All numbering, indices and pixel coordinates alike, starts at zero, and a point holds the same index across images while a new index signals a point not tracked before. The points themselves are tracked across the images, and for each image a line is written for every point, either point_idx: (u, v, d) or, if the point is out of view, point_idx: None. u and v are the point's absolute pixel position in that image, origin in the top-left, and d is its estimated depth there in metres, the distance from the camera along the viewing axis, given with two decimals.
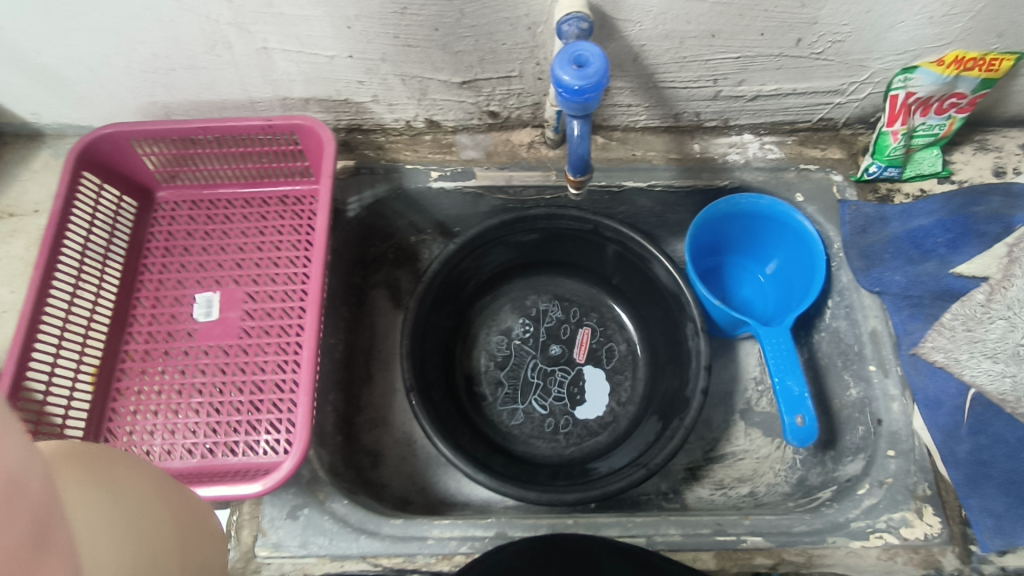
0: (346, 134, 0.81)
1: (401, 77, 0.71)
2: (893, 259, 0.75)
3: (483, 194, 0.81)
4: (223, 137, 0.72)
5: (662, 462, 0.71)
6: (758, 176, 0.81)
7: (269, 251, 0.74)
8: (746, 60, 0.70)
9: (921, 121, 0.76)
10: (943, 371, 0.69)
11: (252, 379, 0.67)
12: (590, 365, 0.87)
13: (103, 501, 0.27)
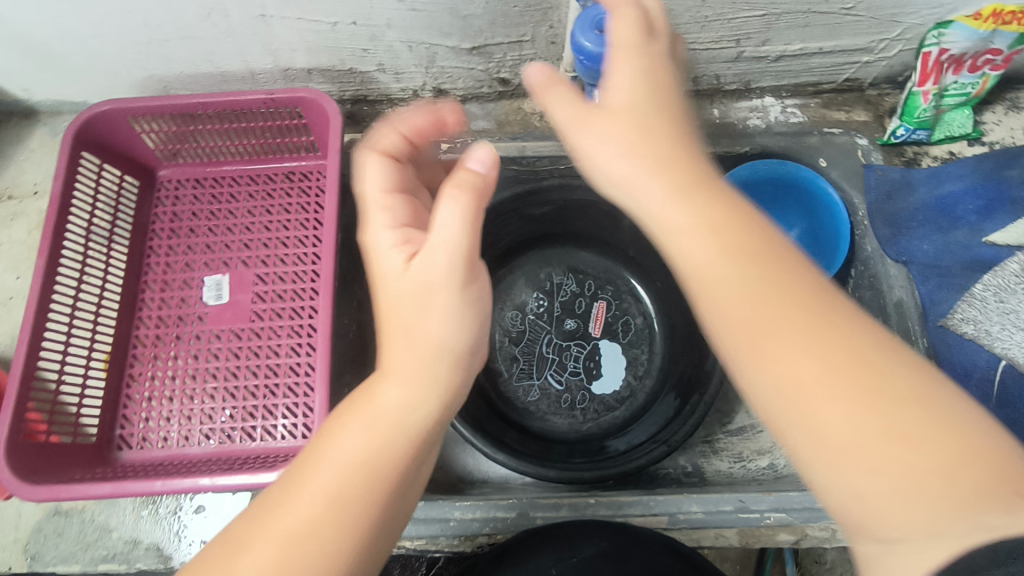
0: (351, 105, 0.78)
1: (408, 44, 0.68)
2: (921, 227, 0.72)
3: None
4: (224, 112, 0.69)
5: (683, 438, 0.70)
6: (780, 141, 0.78)
7: (278, 230, 0.72)
8: (772, 18, 0.66)
9: (953, 80, 0.71)
10: (972, 343, 0.67)
11: (267, 363, 0.66)
12: (606, 339, 0.86)
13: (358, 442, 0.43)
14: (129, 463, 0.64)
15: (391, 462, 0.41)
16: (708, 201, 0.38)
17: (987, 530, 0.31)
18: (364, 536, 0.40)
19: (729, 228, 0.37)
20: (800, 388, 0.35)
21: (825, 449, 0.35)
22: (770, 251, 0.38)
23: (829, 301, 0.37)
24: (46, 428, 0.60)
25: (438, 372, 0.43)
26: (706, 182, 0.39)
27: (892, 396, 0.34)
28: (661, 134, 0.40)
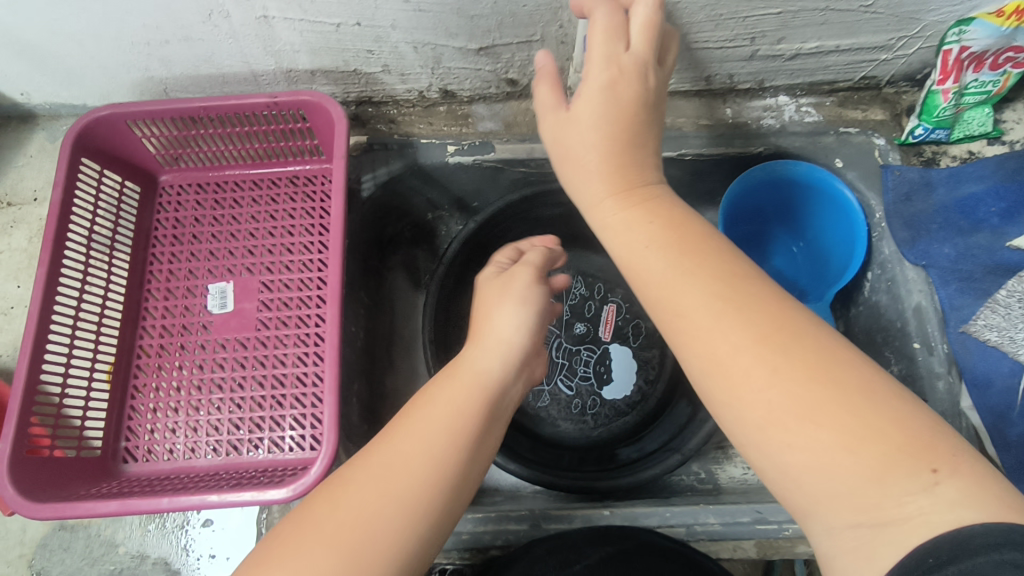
0: (355, 107, 0.76)
1: (413, 45, 0.66)
2: (942, 230, 0.70)
3: (503, 167, 0.76)
4: (227, 116, 0.67)
5: (698, 448, 0.70)
6: (795, 141, 0.76)
7: (283, 236, 0.70)
8: (789, 16, 0.64)
9: (973, 78, 0.69)
10: (996, 351, 0.65)
11: (273, 373, 0.65)
12: (617, 343, 0.85)
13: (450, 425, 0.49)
14: (135, 476, 0.62)
15: (470, 411, 0.50)
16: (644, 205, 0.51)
17: (892, 500, 0.36)
18: (445, 478, 0.46)
19: (656, 230, 0.49)
20: (721, 366, 0.42)
21: (749, 423, 0.41)
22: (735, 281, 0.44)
23: (745, 292, 0.43)
24: (50, 442, 0.59)
25: (510, 344, 0.55)
26: (639, 195, 0.51)
27: (804, 377, 0.39)
28: (620, 164, 0.51)
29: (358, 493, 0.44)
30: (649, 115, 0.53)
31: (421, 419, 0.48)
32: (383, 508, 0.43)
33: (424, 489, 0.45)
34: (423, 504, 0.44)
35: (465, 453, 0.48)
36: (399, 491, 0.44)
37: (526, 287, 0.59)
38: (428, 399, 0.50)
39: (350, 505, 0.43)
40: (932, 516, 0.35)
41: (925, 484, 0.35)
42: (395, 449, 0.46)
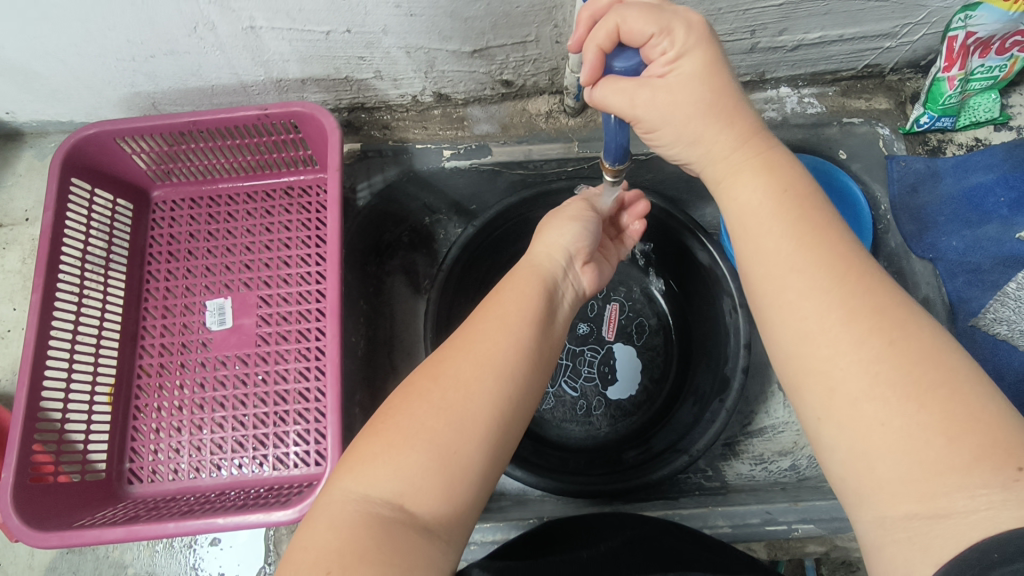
0: (348, 113, 0.74)
1: (405, 50, 0.64)
2: (949, 223, 0.69)
3: (501, 170, 0.75)
4: (217, 130, 0.66)
5: (705, 447, 0.69)
6: (797, 134, 0.74)
7: (279, 249, 0.69)
8: (790, 7, 0.63)
9: (980, 63, 0.68)
10: (1005, 345, 0.64)
11: (275, 390, 0.64)
12: (621, 342, 0.85)
13: (490, 345, 0.44)
14: (140, 497, 0.62)
15: (541, 300, 0.49)
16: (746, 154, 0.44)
17: (964, 491, 0.32)
18: (527, 350, 0.45)
19: (775, 182, 0.43)
20: (820, 328, 0.38)
21: (835, 393, 0.37)
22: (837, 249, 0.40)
23: (856, 265, 0.39)
24: (54, 468, 0.58)
25: (563, 248, 0.55)
26: (761, 152, 0.44)
27: (908, 356, 0.36)
28: (734, 117, 0.44)
29: (454, 369, 0.42)
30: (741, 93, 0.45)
31: (496, 306, 0.47)
32: (484, 380, 0.42)
33: (517, 364, 0.44)
34: (518, 377, 0.43)
35: (542, 334, 0.47)
36: (497, 364, 0.43)
37: (578, 210, 0.60)
38: (497, 293, 0.50)
39: (451, 380, 0.42)
40: (999, 511, 0.31)
41: (1008, 482, 0.31)
42: (481, 331, 0.45)
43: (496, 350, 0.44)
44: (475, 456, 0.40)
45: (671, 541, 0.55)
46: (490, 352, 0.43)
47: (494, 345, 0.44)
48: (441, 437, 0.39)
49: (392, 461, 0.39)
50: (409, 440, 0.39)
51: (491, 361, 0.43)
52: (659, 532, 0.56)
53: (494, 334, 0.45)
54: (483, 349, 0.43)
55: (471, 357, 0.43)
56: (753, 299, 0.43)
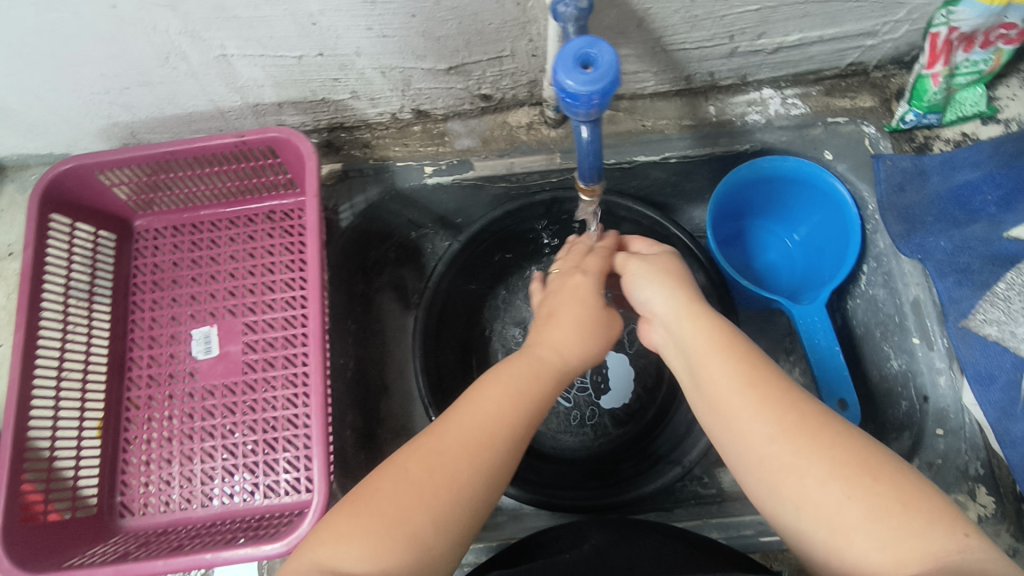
0: (327, 133, 0.74)
1: (380, 70, 0.64)
2: (937, 222, 0.68)
3: (484, 184, 0.75)
4: (197, 158, 0.66)
5: (697, 459, 0.70)
6: (781, 136, 0.74)
7: (263, 275, 0.69)
8: (766, 12, 0.62)
9: (964, 58, 0.67)
10: (997, 346, 0.61)
11: (264, 417, 0.64)
12: (613, 351, 0.84)
13: (485, 436, 0.44)
14: (132, 531, 0.62)
15: (543, 397, 0.49)
16: (691, 300, 0.55)
17: (930, 545, 0.41)
18: (518, 443, 0.45)
19: (708, 321, 0.53)
20: (778, 435, 0.46)
21: (806, 489, 0.45)
22: (769, 368, 0.50)
23: (786, 382, 0.49)
24: (44, 506, 0.58)
25: (581, 354, 0.53)
26: (697, 301, 0.55)
27: (854, 446, 0.45)
28: (682, 278, 0.57)
29: (441, 459, 0.43)
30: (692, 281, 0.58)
31: (489, 392, 0.47)
32: (468, 471, 0.43)
33: (506, 458, 0.45)
34: (507, 470, 0.45)
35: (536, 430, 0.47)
36: (486, 464, 0.43)
37: (614, 333, 0.55)
38: (496, 376, 0.48)
39: (437, 468, 0.42)
40: (958, 552, 0.40)
41: (957, 538, 0.41)
42: (473, 417, 0.45)
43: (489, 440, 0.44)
44: (448, 551, 0.41)
45: (654, 543, 0.54)
46: (483, 445, 0.44)
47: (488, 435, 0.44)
48: (415, 522, 0.40)
49: (367, 542, 0.40)
50: (386, 526, 0.40)
51: (479, 454, 0.43)
52: (640, 534, 0.55)
53: (491, 423, 0.45)
54: (473, 437, 0.44)
55: (461, 445, 0.43)
56: (712, 417, 0.51)
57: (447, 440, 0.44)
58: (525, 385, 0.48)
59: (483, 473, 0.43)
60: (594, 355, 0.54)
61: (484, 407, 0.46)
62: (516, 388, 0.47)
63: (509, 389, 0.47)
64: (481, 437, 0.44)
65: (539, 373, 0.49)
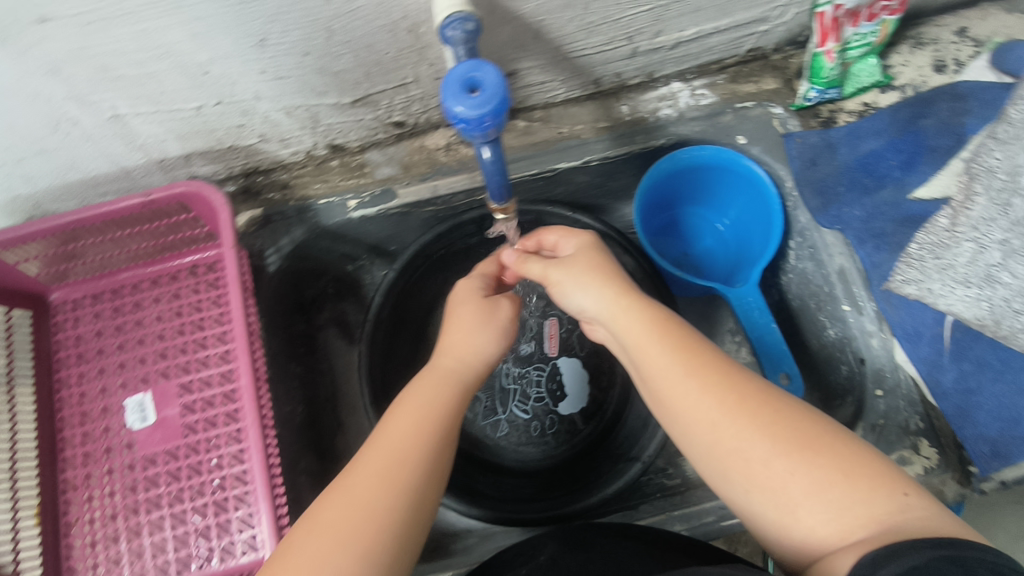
0: (244, 179, 0.72)
1: (285, 111, 0.63)
2: (849, 192, 0.69)
3: (410, 210, 0.74)
4: (107, 222, 0.64)
5: (654, 454, 0.72)
6: (695, 127, 0.75)
7: (193, 332, 0.66)
8: (659, 11, 0.63)
9: (853, 32, 0.69)
10: (918, 304, 0.63)
11: (212, 478, 0.62)
12: (564, 356, 0.85)
13: (396, 455, 0.47)
14: None
15: (448, 404, 0.52)
16: (622, 294, 0.55)
17: (873, 511, 0.42)
18: (431, 453, 0.48)
19: (642, 313, 0.53)
20: (722, 421, 0.47)
21: (752, 470, 0.45)
22: (705, 353, 0.50)
23: (723, 364, 0.50)
24: None
25: (480, 352, 0.57)
26: (629, 295, 0.55)
27: (794, 422, 0.46)
28: (609, 271, 0.58)
29: (356, 488, 0.45)
30: (616, 269, 0.58)
31: (398, 416, 0.50)
32: (384, 495, 0.45)
33: (422, 473, 0.47)
34: (425, 487, 0.47)
35: (448, 435, 0.50)
36: (401, 482, 0.46)
37: (506, 318, 0.60)
38: (403, 401, 0.52)
39: (352, 498, 0.44)
40: (900, 515, 0.42)
41: (899, 501, 0.42)
42: (384, 444, 0.48)
43: (399, 456, 0.47)
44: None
45: (609, 546, 0.53)
46: (394, 464, 0.46)
47: (396, 452, 0.47)
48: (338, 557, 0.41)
49: None
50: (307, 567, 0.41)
51: (391, 472, 0.46)
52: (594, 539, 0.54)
53: (400, 441, 0.48)
54: (384, 459, 0.47)
55: (373, 469, 0.46)
56: (660, 407, 0.51)
57: (361, 470, 0.46)
58: (432, 399, 0.51)
59: (399, 490, 0.45)
60: (492, 344, 0.58)
61: (393, 428, 0.49)
62: (422, 404, 0.51)
63: (415, 408, 0.51)
64: (393, 458, 0.47)
65: (443, 384, 0.53)
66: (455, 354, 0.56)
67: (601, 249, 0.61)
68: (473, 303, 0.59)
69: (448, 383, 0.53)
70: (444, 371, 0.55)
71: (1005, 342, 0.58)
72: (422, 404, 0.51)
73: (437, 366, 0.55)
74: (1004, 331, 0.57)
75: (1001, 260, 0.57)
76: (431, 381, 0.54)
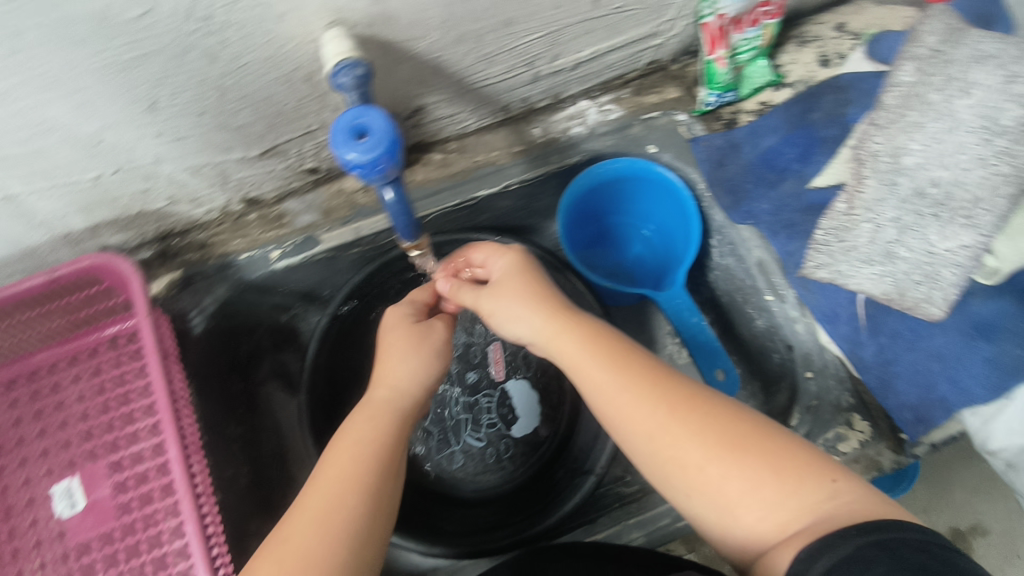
0: (159, 243, 0.71)
1: (191, 170, 0.62)
2: (756, 188, 0.71)
3: (337, 254, 0.74)
4: (14, 305, 0.60)
5: (607, 464, 0.73)
6: (606, 142, 0.77)
7: (119, 406, 0.64)
8: (552, 36, 0.65)
9: (740, 38, 0.73)
10: (832, 286, 0.65)
11: (153, 557, 0.59)
12: (512, 379, 0.85)
13: (331, 496, 0.47)
14: None
15: (385, 436, 0.52)
16: (554, 313, 0.55)
17: (806, 504, 0.43)
18: (368, 492, 0.48)
19: (577, 331, 0.54)
20: (659, 429, 0.48)
21: (691, 475, 0.46)
22: (638, 364, 0.51)
23: (656, 372, 0.51)
24: None
25: (416, 377, 0.57)
26: (564, 314, 0.56)
27: (727, 424, 0.47)
28: (539, 288, 0.58)
29: (291, 541, 0.46)
30: (546, 284, 0.58)
31: (336, 456, 0.51)
32: (321, 541, 0.45)
33: (357, 513, 0.47)
34: (365, 526, 0.47)
35: (387, 469, 0.50)
36: (337, 526, 0.46)
37: (440, 340, 0.60)
38: (341, 437, 0.53)
39: (287, 551, 0.45)
40: (832, 503, 0.43)
41: (830, 490, 0.43)
42: (320, 490, 0.48)
43: (335, 497, 0.47)
44: None
45: None
46: (330, 506, 0.47)
47: (331, 492, 0.48)
48: None
49: None
50: None
51: (326, 513, 0.47)
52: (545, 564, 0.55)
53: (335, 482, 0.48)
54: (320, 502, 0.47)
55: (310, 514, 0.47)
56: (602, 420, 0.52)
57: (297, 518, 0.47)
58: (367, 433, 0.52)
59: (336, 531, 0.46)
60: (427, 368, 0.58)
61: (329, 468, 0.50)
62: (357, 439, 0.51)
63: (351, 444, 0.51)
64: (328, 499, 0.47)
65: (380, 415, 0.54)
66: (392, 382, 0.56)
67: (529, 265, 0.60)
68: (399, 333, 0.59)
69: (384, 414, 0.54)
70: (381, 401, 0.55)
71: (912, 311, 0.60)
72: (358, 439, 0.52)
73: (375, 396, 0.55)
74: (909, 302, 0.60)
75: (897, 236, 0.60)
76: (369, 412, 0.54)
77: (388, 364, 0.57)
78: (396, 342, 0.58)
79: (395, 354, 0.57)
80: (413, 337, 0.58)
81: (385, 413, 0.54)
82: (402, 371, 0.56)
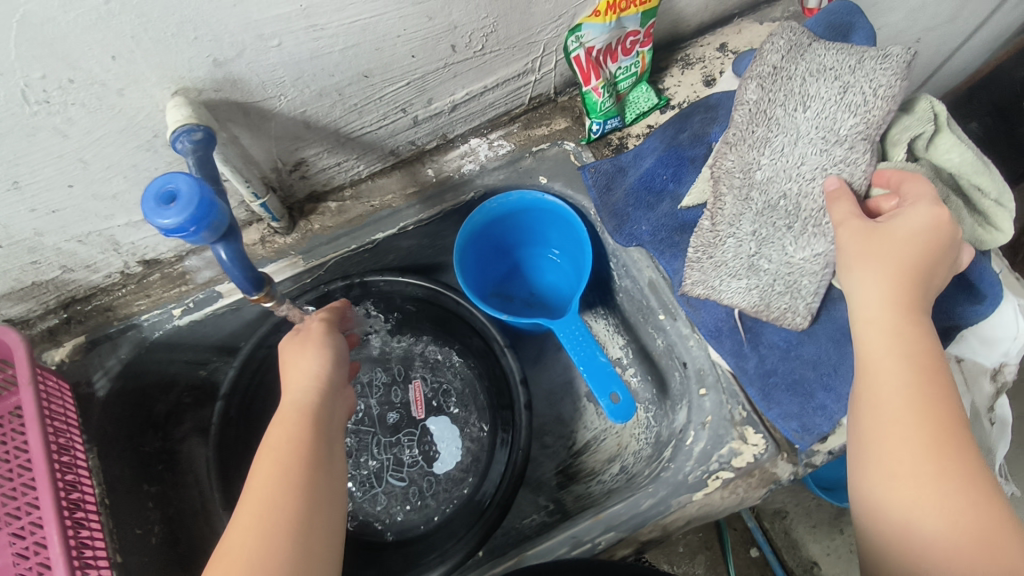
0: (65, 310, 0.74)
1: (77, 239, 0.65)
2: (637, 210, 0.73)
3: (241, 306, 0.75)
4: None
5: (511, 492, 0.77)
6: (499, 176, 0.80)
7: (20, 474, 0.63)
8: (417, 82, 0.68)
9: (615, 67, 0.75)
10: (710, 301, 0.67)
11: None
12: (433, 416, 0.86)
13: (265, 500, 0.48)
14: None
15: (299, 430, 0.53)
16: (907, 309, 0.50)
17: None
18: (299, 486, 0.49)
19: (914, 351, 0.48)
20: (924, 491, 0.44)
21: (907, 538, 0.44)
22: (943, 407, 0.46)
23: (952, 430, 0.46)
24: None
25: (320, 372, 0.59)
26: (910, 326, 0.49)
27: (982, 519, 0.42)
28: (919, 275, 0.50)
29: (234, 552, 0.45)
30: (937, 274, 0.51)
31: (260, 465, 0.51)
32: (260, 543, 0.45)
33: (298, 506, 0.48)
34: (305, 518, 0.48)
35: (313, 461, 0.51)
36: (275, 522, 0.46)
37: (327, 337, 0.64)
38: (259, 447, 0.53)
39: (230, 561, 0.45)
40: None
41: None
42: (251, 502, 0.48)
43: (270, 500, 0.48)
44: None
45: None
46: (265, 508, 0.47)
47: (264, 495, 0.48)
48: None
49: None
50: None
51: (262, 513, 0.47)
52: None
53: (268, 487, 0.49)
54: (259, 504, 0.47)
55: (254, 518, 0.47)
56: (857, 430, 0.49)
57: (238, 529, 0.47)
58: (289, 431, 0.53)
59: (284, 526, 0.46)
60: (327, 363, 0.60)
61: (259, 477, 0.50)
62: (278, 441, 0.52)
63: (272, 448, 0.52)
64: (267, 504, 0.47)
65: (296, 414, 0.55)
66: (296, 388, 0.58)
67: (940, 251, 0.50)
68: (293, 346, 0.62)
69: (299, 411, 0.55)
70: (293, 403, 0.56)
71: (779, 321, 0.63)
72: (278, 440, 0.52)
73: (284, 401, 0.57)
74: (775, 313, 0.63)
75: (758, 249, 0.62)
76: (281, 418, 0.55)
77: (294, 373, 0.59)
78: (289, 358, 0.61)
79: (291, 365, 0.60)
80: (305, 348, 0.61)
81: (304, 409, 0.55)
82: (302, 373, 0.59)
